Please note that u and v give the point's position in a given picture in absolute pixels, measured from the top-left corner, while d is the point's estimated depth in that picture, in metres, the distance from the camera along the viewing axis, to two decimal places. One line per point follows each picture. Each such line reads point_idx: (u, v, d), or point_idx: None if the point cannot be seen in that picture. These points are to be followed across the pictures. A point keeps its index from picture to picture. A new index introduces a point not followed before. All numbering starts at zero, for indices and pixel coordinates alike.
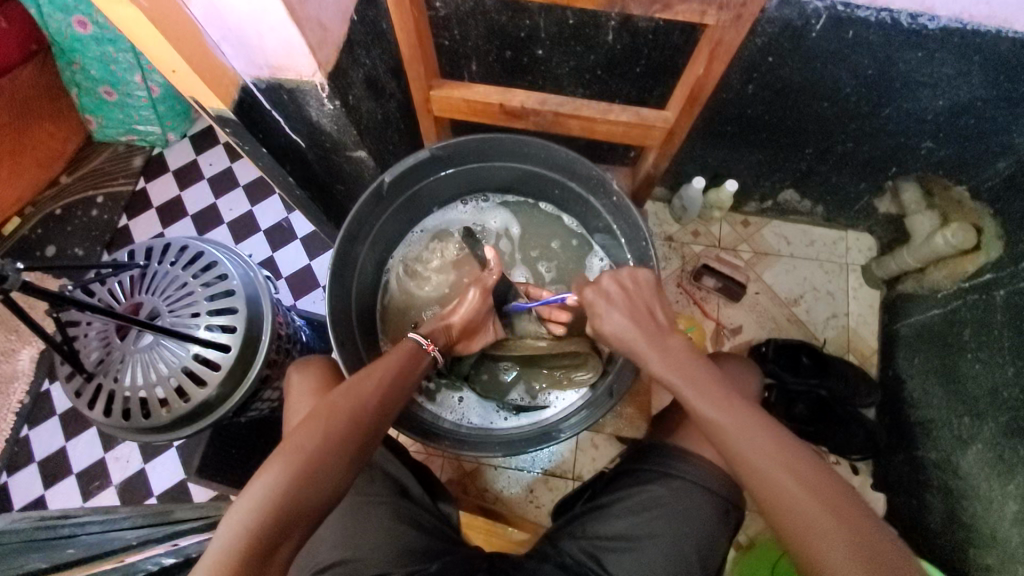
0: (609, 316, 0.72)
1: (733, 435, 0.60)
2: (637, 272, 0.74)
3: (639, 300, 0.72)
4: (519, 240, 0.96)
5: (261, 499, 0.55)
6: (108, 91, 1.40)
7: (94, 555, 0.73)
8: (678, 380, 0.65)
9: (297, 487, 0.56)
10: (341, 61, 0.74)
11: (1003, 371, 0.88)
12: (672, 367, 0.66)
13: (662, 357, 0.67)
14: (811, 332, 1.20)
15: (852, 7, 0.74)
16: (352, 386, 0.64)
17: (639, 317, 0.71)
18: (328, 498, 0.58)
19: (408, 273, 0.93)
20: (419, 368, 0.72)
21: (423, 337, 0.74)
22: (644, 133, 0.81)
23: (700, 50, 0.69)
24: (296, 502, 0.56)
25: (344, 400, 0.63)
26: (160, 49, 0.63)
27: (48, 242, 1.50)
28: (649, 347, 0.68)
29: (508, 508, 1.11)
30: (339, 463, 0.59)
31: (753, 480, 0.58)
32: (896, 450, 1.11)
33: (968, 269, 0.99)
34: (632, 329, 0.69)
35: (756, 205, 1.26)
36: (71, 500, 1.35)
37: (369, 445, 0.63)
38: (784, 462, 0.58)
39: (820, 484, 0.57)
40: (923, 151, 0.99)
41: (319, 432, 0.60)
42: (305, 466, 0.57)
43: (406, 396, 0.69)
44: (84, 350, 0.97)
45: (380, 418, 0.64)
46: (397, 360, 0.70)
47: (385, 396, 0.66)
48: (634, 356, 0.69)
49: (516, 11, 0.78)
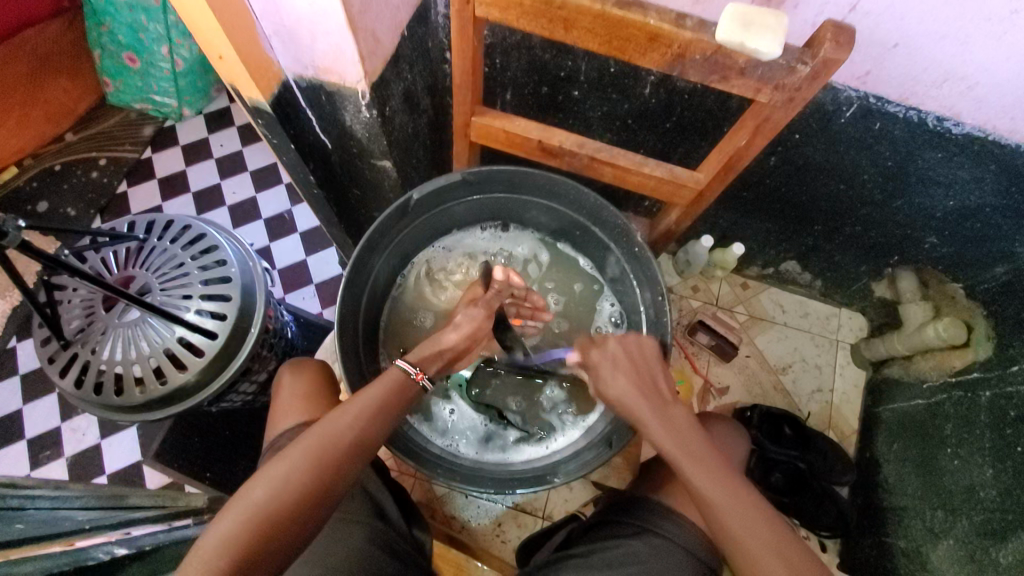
0: (614, 381, 0.71)
1: (723, 511, 0.62)
2: (642, 339, 0.74)
3: (639, 363, 0.72)
4: (539, 269, 0.96)
5: (210, 557, 0.53)
6: (132, 58, 1.40)
7: (45, 534, 0.67)
8: (674, 449, 0.65)
9: (256, 532, 0.55)
10: (385, 72, 0.74)
11: (982, 472, 0.89)
12: (667, 436, 0.66)
13: (664, 426, 0.67)
14: (796, 402, 1.22)
15: (883, 101, 0.78)
16: (323, 422, 0.62)
17: (640, 381, 0.70)
18: (291, 543, 0.57)
19: (423, 283, 0.93)
20: (405, 397, 0.68)
21: (411, 365, 0.70)
22: (673, 189, 0.82)
23: (745, 121, 0.70)
24: (254, 551, 0.54)
25: (312, 439, 0.61)
26: (211, 34, 0.63)
27: (41, 197, 1.46)
28: (652, 414, 0.67)
29: (473, 538, 1.08)
30: (303, 507, 0.57)
31: (740, 558, 0.61)
32: (866, 533, 1.11)
33: (956, 364, 1.01)
34: (635, 394, 0.69)
35: (757, 270, 1.29)
36: (17, 467, 1.29)
37: (339, 483, 0.60)
38: (771, 539, 0.60)
39: (798, 562, 0.59)
40: (927, 245, 1.02)
41: (283, 475, 0.58)
42: (265, 511, 0.56)
43: (383, 429, 0.65)
44: (65, 316, 0.94)
45: (352, 456, 0.61)
46: (377, 390, 0.66)
47: (356, 430, 0.63)
48: (632, 418, 0.69)
49: (560, 51, 0.80)
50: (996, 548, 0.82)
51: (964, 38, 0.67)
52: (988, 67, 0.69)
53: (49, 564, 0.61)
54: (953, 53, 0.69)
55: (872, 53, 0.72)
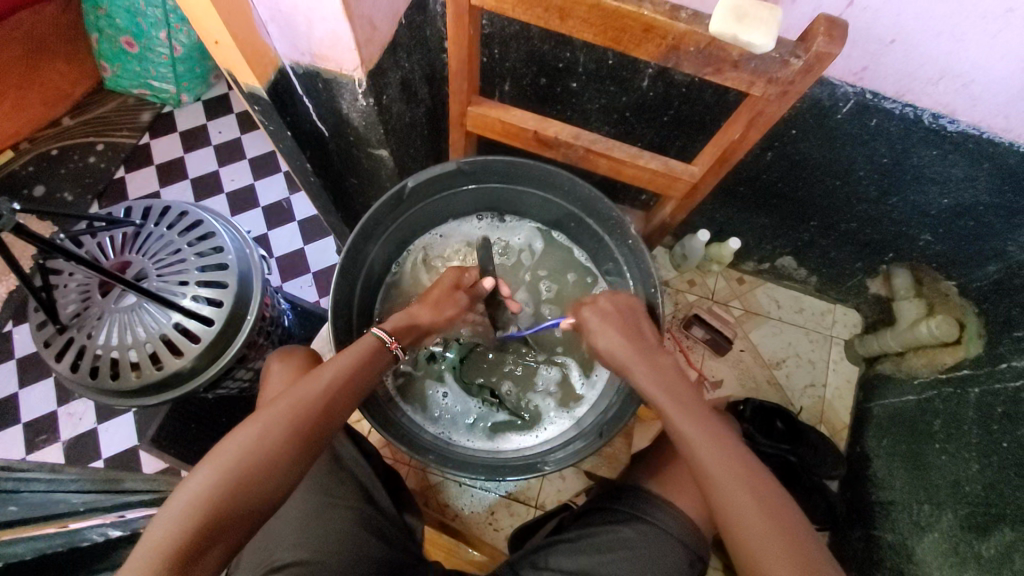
0: (603, 331, 0.75)
1: (697, 445, 0.63)
2: (628, 297, 0.79)
3: (628, 316, 0.77)
4: (535, 261, 0.97)
5: (186, 510, 0.54)
6: (130, 42, 1.39)
7: (38, 516, 0.68)
8: (653, 386, 0.70)
9: (230, 490, 0.56)
10: (382, 60, 0.74)
11: (968, 467, 0.90)
12: (651, 380, 0.70)
13: (649, 371, 0.71)
14: (788, 397, 1.22)
15: (880, 97, 0.78)
16: (297, 388, 0.64)
17: (629, 333, 0.75)
18: (265, 501, 0.58)
19: (419, 271, 0.94)
20: (378, 365, 0.71)
21: (387, 334, 0.74)
22: (668, 183, 0.82)
23: (739, 115, 0.70)
24: (229, 508, 0.55)
25: (286, 402, 0.63)
26: (208, 20, 0.62)
27: (38, 181, 1.46)
28: (636, 358, 0.72)
29: (466, 526, 1.09)
30: (278, 466, 0.59)
31: (708, 488, 0.61)
32: (854, 527, 1.12)
33: (947, 361, 1.02)
34: (624, 341, 0.73)
35: (753, 265, 1.29)
36: (14, 450, 1.29)
37: (312, 446, 0.62)
38: (743, 478, 0.61)
39: (766, 496, 0.60)
40: (921, 243, 1.03)
41: (257, 436, 0.59)
42: (239, 469, 0.57)
43: (357, 393, 0.68)
44: (62, 300, 0.94)
45: (326, 420, 0.64)
46: (352, 357, 0.69)
47: (332, 393, 0.65)
48: (617, 364, 0.74)
49: (558, 42, 0.80)
50: (979, 542, 0.84)
51: (960, 35, 0.67)
52: (983, 64, 0.69)
53: (44, 544, 0.62)
54: (949, 50, 0.69)
55: (869, 48, 0.72)
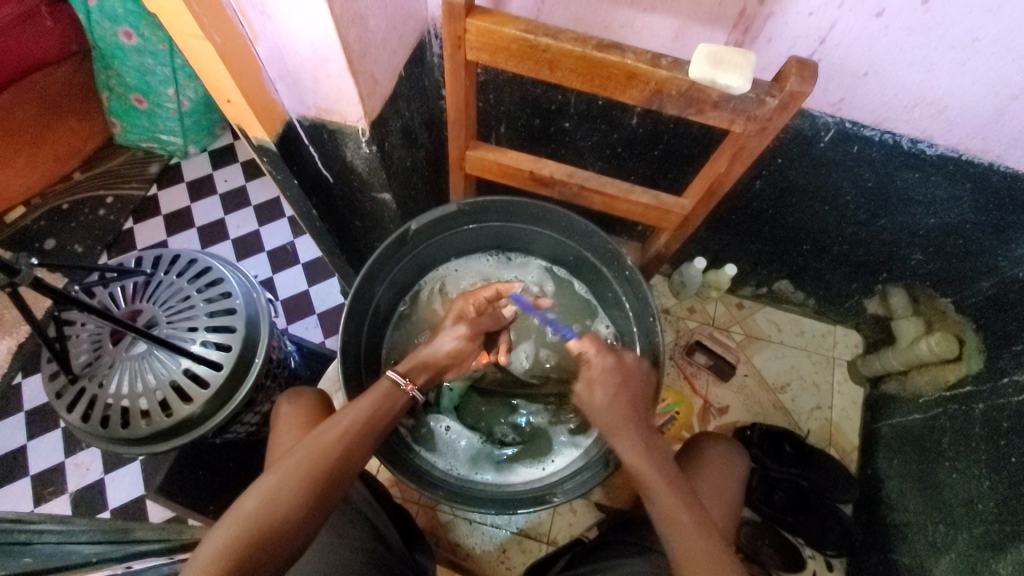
0: (607, 393, 0.75)
1: (688, 533, 0.63)
2: (630, 360, 0.79)
3: (631, 381, 0.77)
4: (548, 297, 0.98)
5: (209, 562, 0.54)
6: (139, 99, 1.44)
7: (50, 568, 0.65)
8: (642, 461, 0.70)
9: (247, 542, 0.56)
10: (383, 110, 0.79)
11: (980, 484, 0.89)
12: (641, 451, 0.71)
13: (642, 446, 0.71)
14: (795, 420, 1.22)
15: (859, 126, 0.82)
16: (314, 436, 0.66)
17: (633, 401, 0.75)
18: (281, 554, 0.58)
19: (434, 301, 0.96)
20: (396, 409, 0.73)
21: (400, 376, 0.76)
22: (660, 216, 0.86)
23: (723, 150, 0.73)
24: (246, 562, 0.55)
25: (303, 450, 0.64)
26: (220, 81, 0.66)
27: (49, 235, 1.50)
28: (630, 428, 0.72)
29: (478, 566, 1.07)
30: (294, 518, 0.60)
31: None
32: (870, 551, 1.10)
33: (949, 378, 1.02)
34: (625, 407, 0.74)
35: (751, 289, 1.32)
36: (21, 504, 1.29)
37: (328, 496, 0.63)
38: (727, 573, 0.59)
39: None
40: (913, 262, 1.05)
41: (274, 488, 0.60)
42: (255, 521, 0.58)
43: (376, 438, 0.69)
44: (74, 350, 0.96)
45: (342, 468, 0.65)
46: (371, 403, 0.71)
47: (349, 439, 0.67)
48: (609, 428, 0.73)
49: (550, 87, 0.84)
50: (996, 560, 0.82)
51: (929, 65, 0.71)
52: (954, 91, 0.73)
53: None
54: (920, 80, 0.73)
55: (844, 81, 0.76)
